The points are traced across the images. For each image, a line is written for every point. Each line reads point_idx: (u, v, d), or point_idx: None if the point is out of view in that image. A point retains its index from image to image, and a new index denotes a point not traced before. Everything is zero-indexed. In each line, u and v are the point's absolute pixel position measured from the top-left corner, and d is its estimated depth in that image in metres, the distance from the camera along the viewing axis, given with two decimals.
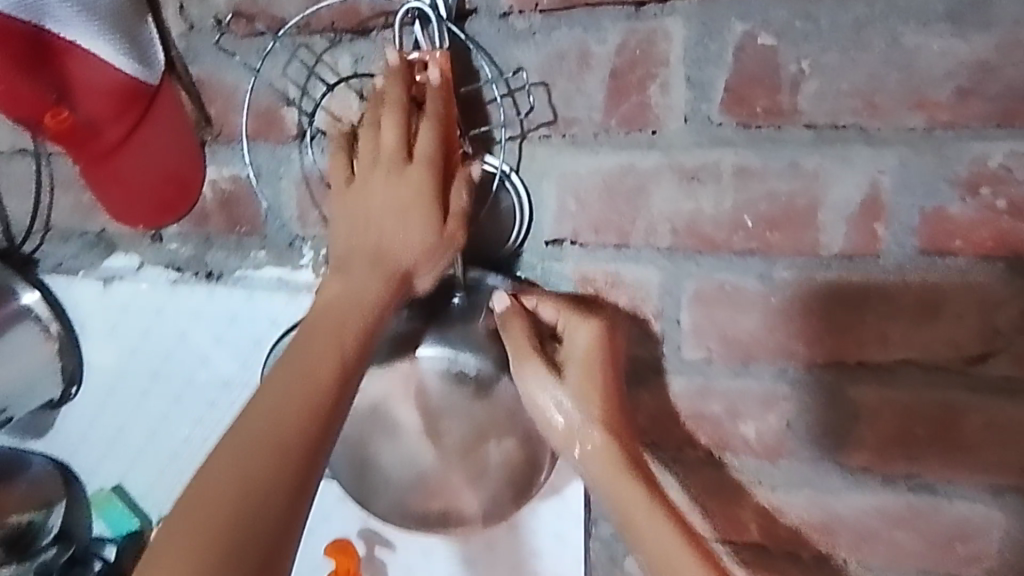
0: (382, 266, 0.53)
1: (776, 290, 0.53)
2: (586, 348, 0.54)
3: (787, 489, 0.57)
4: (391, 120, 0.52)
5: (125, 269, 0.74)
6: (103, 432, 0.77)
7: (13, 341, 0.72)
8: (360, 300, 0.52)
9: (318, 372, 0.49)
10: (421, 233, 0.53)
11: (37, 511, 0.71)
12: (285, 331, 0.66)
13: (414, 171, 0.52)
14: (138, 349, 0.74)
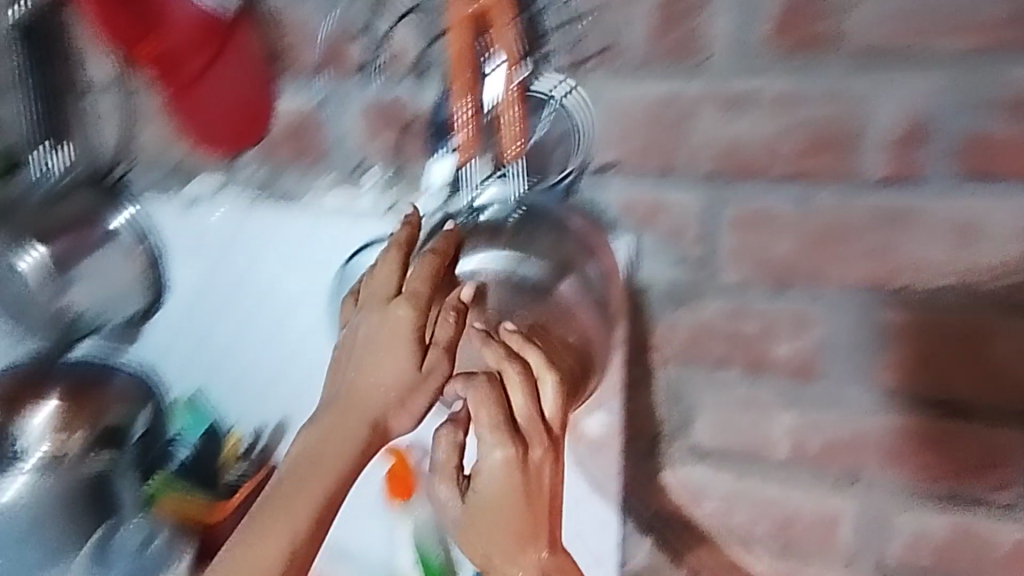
0: (358, 413, 0.49)
1: (815, 214, 0.56)
2: (494, 475, 0.51)
3: (816, 408, 0.59)
4: (390, 262, 0.53)
5: (205, 193, 0.80)
6: (185, 344, 0.84)
7: (110, 256, 0.84)
8: (337, 453, 0.49)
9: (286, 536, 0.46)
10: (402, 370, 0.50)
11: (127, 411, 0.83)
12: (359, 248, 0.71)
13: (398, 306, 0.51)
14: (218, 267, 0.81)
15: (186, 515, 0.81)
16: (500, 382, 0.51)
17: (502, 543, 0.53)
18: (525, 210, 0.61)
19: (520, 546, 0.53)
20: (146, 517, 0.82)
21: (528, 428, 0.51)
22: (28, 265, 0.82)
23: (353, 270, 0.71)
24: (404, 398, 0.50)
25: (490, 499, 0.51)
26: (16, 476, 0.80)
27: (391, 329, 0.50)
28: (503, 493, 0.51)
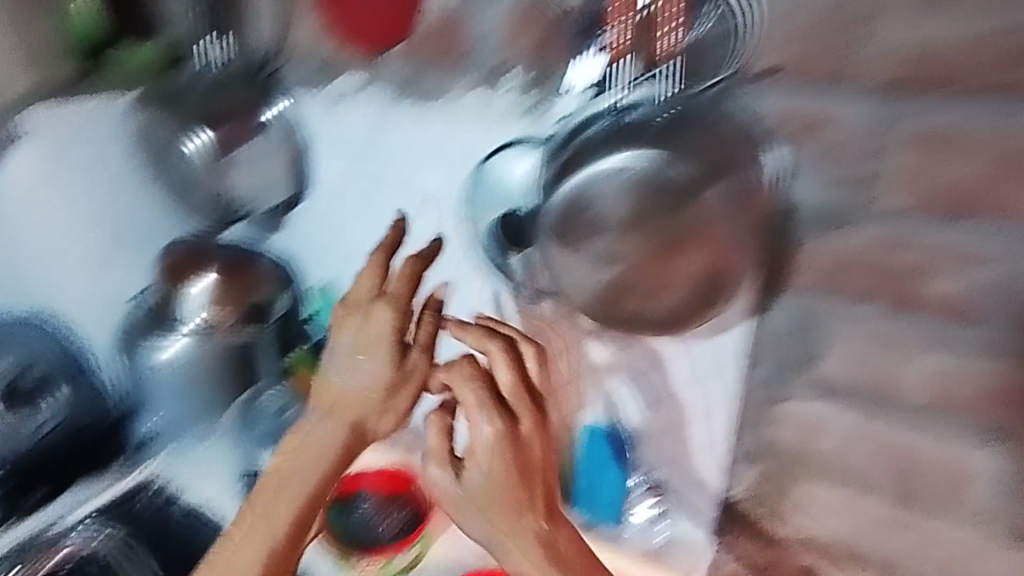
0: (376, 382, 0.76)
1: (1013, 132, 0.55)
2: (487, 452, 0.70)
3: (970, 352, 0.58)
4: (383, 310, 0.77)
5: (350, 87, 0.82)
6: (324, 236, 0.86)
7: (264, 146, 0.89)
8: (327, 444, 0.79)
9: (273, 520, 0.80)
10: (375, 376, 0.76)
11: (270, 291, 0.89)
12: (501, 145, 0.73)
13: (370, 359, 0.77)
14: (360, 157, 0.82)
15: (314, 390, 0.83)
16: (490, 359, 0.72)
17: (503, 520, 0.69)
18: (672, 112, 0.67)
19: (521, 525, 0.69)
20: (285, 387, 0.86)
21: (514, 404, 0.71)
22: (193, 148, 0.92)
23: (493, 168, 0.74)
24: (385, 401, 0.76)
25: (486, 475, 0.70)
26: (179, 335, 0.93)
27: (377, 330, 0.76)
28: (498, 481, 0.69)
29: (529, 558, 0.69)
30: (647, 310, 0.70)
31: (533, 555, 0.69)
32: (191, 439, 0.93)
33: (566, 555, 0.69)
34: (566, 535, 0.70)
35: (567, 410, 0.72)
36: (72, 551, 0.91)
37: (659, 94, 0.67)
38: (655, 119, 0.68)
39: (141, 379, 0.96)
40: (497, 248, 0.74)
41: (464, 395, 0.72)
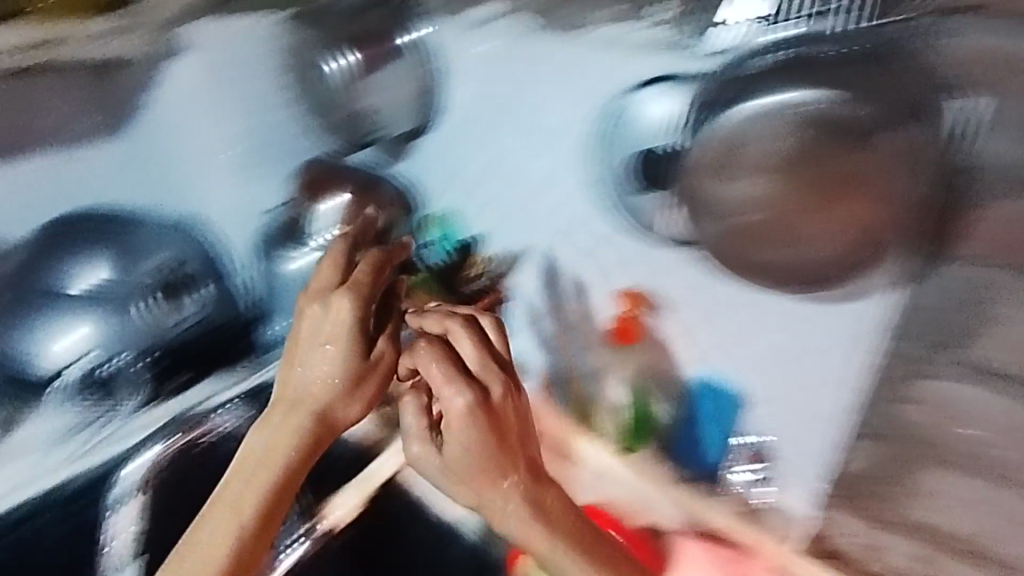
0: (319, 394, 0.65)
1: None
2: (463, 419, 0.63)
3: None
4: (340, 300, 0.66)
5: (486, 16, 0.81)
6: (446, 164, 0.92)
7: (393, 75, 0.88)
8: (285, 443, 0.64)
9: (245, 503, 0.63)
10: (329, 373, 0.65)
11: (394, 213, 0.97)
12: (645, 83, 0.70)
13: (331, 347, 0.66)
14: (492, 89, 0.85)
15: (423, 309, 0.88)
16: (451, 334, 0.68)
17: (487, 483, 0.63)
18: (865, 47, 0.59)
19: (499, 494, 0.63)
20: None
21: (481, 373, 0.65)
22: (337, 67, 0.88)
23: (636, 104, 0.71)
24: (346, 394, 0.66)
25: (466, 448, 0.63)
26: (308, 250, 0.98)
27: (336, 316, 0.66)
28: (477, 449, 0.63)
29: (521, 528, 0.63)
30: (785, 259, 0.67)
31: (527, 521, 0.63)
32: None
33: (559, 524, 0.64)
34: (550, 498, 0.64)
35: (648, 356, 0.84)
36: (222, 423, 0.96)
37: (853, 29, 0.59)
38: (833, 52, 0.60)
39: (270, 289, 1.00)
40: (637, 179, 0.73)
41: (428, 372, 0.65)
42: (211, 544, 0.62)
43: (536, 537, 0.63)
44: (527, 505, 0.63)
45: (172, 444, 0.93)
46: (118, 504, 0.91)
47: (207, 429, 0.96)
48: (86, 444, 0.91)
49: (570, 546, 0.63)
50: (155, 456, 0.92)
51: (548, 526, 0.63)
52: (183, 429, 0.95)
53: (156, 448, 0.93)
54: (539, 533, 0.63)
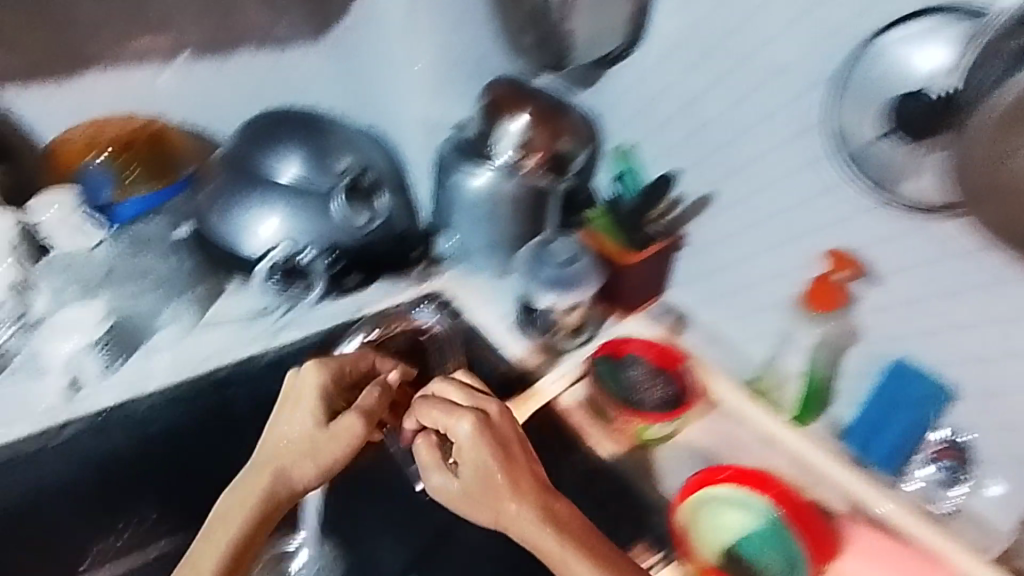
0: (291, 450, 0.68)
1: None
2: (467, 441, 0.67)
3: None
4: (313, 376, 0.72)
5: None
6: (638, 97, 0.89)
7: None
8: (275, 452, 0.69)
9: (245, 498, 0.66)
10: (303, 423, 0.70)
11: (574, 143, 0.95)
12: (910, 17, 0.62)
13: (302, 408, 0.70)
14: (706, 20, 0.78)
15: (592, 240, 0.92)
16: (443, 385, 0.73)
17: (501, 498, 0.64)
18: None
19: (512, 504, 0.64)
20: (570, 239, 0.94)
21: (475, 400, 0.71)
22: None
23: (893, 46, 0.63)
24: (314, 449, 0.68)
25: (475, 465, 0.65)
26: (487, 166, 0.96)
27: (302, 387, 0.71)
28: (488, 469, 0.65)
29: (533, 535, 0.63)
30: None
31: (533, 522, 0.63)
32: (478, 266, 1.02)
33: (569, 527, 0.63)
34: (563, 512, 0.64)
35: (838, 334, 0.77)
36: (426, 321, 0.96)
37: None
38: None
39: (448, 201, 1.01)
40: (883, 123, 0.64)
41: (430, 420, 0.69)
42: (223, 516, 0.66)
43: (548, 536, 0.62)
44: (535, 508, 0.64)
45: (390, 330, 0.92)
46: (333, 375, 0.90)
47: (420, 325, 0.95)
48: (274, 326, 0.96)
49: (582, 546, 0.62)
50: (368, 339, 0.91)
51: (563, 529, 0.63)
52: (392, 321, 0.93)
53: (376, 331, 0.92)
54: (550, 536, 0.62)
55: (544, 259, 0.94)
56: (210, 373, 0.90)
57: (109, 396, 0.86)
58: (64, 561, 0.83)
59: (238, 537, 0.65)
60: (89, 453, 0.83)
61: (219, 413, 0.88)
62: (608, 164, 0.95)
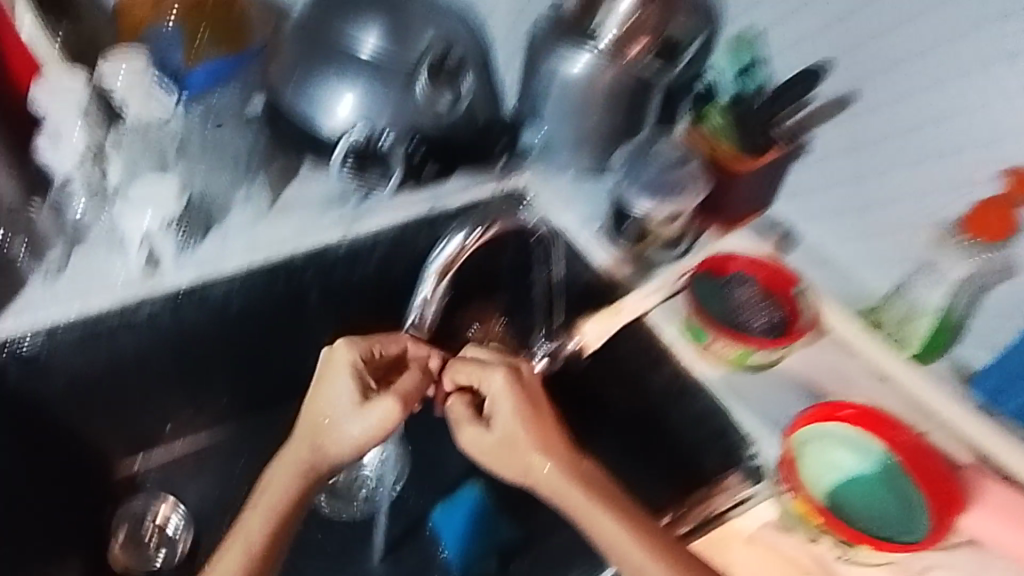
0: (320, 431, 0.65)
1: None
2: (500, 395, 0.66)
3: None
4: (348, 347, 0.68)
5: None
6: None
7: None
8: (309, 433, 0.65)
9: (276, 483, 0.65)
10: (337, 400, 0.65)
11: (687, 31, 0.85)
12: None
13: (340, 378, 0.66)
14: None
15: (701, 140, 0.82)
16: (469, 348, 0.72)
17: (527, 452, 0.64)
18: None
19: (540, 456, 0.63)
20: (671, 141, 0.84)
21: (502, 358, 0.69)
22: None
23: None
24: (350, 424, 0.64)
25: (509, 420, 0.65)
26: (586, 49, 0.85)
27: (336, 360, 0.67)
28: (514, 424, 0.64)
29: (563, 490, 0.63)
30: None
31: (563, 475, 0.63)
32: (558, 164, 0.93)
33: (599, 487, 0.63)
34: (589, 471, 0.64)
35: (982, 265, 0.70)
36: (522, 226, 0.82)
37: None
38: None
39: (532, 90, 0.90)
40: None
41: (460, 378, 0.68)
42: (256, 511, 0.65)
43: (579, 490, 0.62)
44: (562, 462, 0.63)
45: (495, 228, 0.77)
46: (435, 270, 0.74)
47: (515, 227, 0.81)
48: (349, 215, 0.89)
49: (611, 506, 0.62)
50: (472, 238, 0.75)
51: (591, 487, 0.63)
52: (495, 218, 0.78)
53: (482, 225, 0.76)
54: (581, 489, 0.63)
55: (643, 158, 0.84)
56: (288, 262, 0.85)
57: (184, 276, 0.81)
58: (148, 423, 0.87)
59: (279, 512, 0.64)
60: (166, 331, 0.81)
61: (292, 302, 0.87)
62: (726, 52, 0.86)
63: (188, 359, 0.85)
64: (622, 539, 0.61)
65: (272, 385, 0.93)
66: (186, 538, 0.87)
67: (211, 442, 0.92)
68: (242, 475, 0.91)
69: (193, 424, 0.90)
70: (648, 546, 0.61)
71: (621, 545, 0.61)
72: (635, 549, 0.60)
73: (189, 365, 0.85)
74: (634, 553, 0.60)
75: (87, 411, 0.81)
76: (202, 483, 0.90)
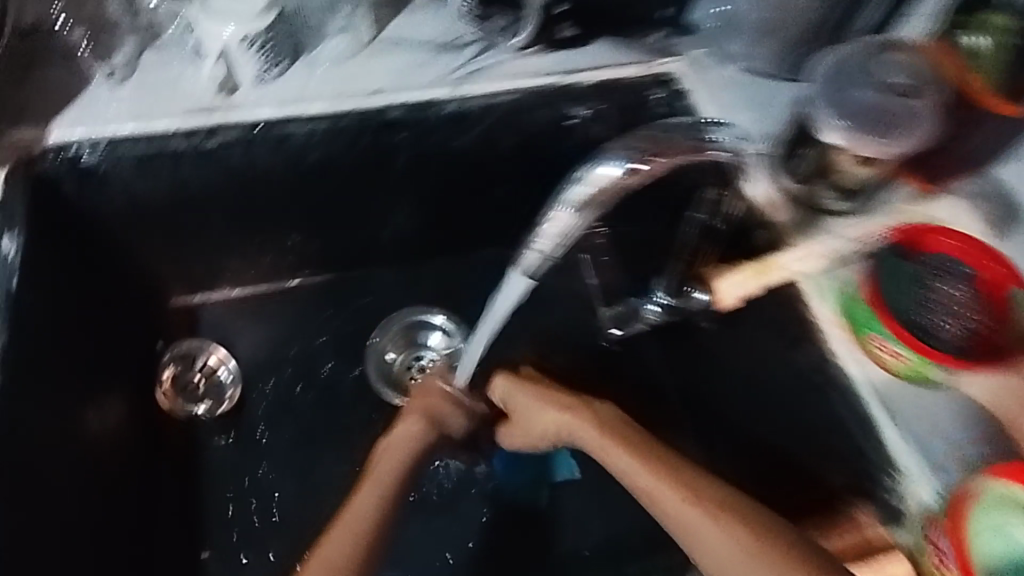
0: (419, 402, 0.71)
1: None
2: (511, 391, 0.70)
3: None
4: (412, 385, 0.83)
5: None
6: None
7: None
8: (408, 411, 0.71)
9: (392, 451, 0.65)
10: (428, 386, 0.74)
11: None
12: None
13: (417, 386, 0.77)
14: None
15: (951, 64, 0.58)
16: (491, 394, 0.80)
17: (544, 413, 0.66)
18: None
19: (554, 410, 0.65)
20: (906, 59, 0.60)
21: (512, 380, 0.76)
22: None
23: None
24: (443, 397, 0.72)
25: (523, 406, 0.68)
26: None
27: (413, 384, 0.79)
28: (523, 401, 0.69)
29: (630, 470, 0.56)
30: None
31: (622, 456, 0.57)
32: (726, 53, 0.74)
33: (623, 433, 0.60)
34: (606, 414, 0.62)
35: None
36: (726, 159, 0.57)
37: None
38: None
39: None
40: None
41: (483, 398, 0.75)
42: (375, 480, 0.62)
43: (636, 467, 0.55)
44: (616, 441, 0.59)
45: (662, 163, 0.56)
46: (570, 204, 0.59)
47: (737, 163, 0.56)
48: (455, 72, 0.73)
49: (668, 476, 0.53)
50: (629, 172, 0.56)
51: (658, 465, 0.54)
52: (667, 146, 0.55)
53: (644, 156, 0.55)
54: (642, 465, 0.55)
55: (857, 73, 0.61)
56: (378, 113, 0.71)
57: (261, 109, 0.69)
58: (208, 261, 0.80)
59: (393, 485, 0.61)
60: (234, 170, 0.71)
61: (377, 164, 0.74)
62: None
63: (256, 202, 0.75)
64: (658, 488, 0.52)
65: (342, 244, 0.84)
66: (232, 396, 0.81)
67: (273, 290, 0.86)
68: (299, 332, 0.85)
69: (255, 269, 0.83)
70: (679, 487, 0.51)
71: (654, 493, 0.52)
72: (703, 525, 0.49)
73: (256, 209, 0.76)
74: (662, 495, 0.52)
75: (145, 235, 0.74)
76: (259, 331, 0.84)
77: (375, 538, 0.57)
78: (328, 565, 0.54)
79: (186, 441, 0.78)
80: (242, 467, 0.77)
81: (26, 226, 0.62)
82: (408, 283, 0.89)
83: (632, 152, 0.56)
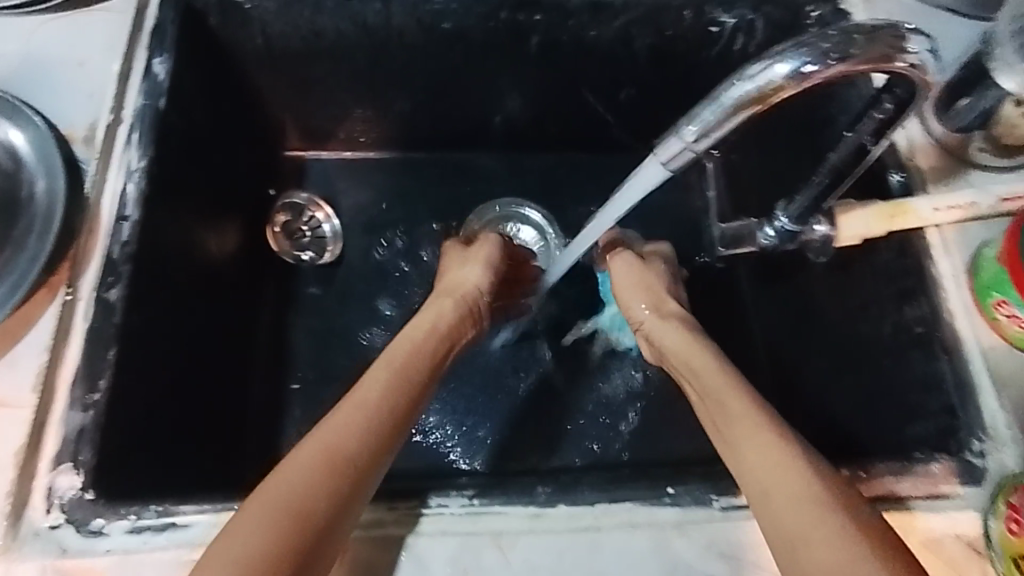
0: (447, 300, 0.65)
1: None
2: (656, 327, 0.64)
3: None
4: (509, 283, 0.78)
5: None
6: None
7: None
8: (440, 301, 0.65)
9: (417, 348, 0.58)
10: (469, 274, 0.69)
11: None
12: None
13: (455, 257, 0.73)
14: None
15: None
16: (622, 298, 0.69)
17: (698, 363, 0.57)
18: None
19: (702, 365, 0.57)
20: None
21: (662, 298, 0.67)
22: None
23: None
24: (474, 302, 0.66)
25: (670, 341, 0.61)
26: None
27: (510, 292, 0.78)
28: (671, 334, 0.62)
29: (724, 412, 0.51)
30: None
31: (723, 392, 0.53)
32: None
33: (761, 423, 0.49)
34: (739, 382, 0.54)
35: None
36: (892, 108, 0.47)
37: None
38: None
39: None
40: None
41: (632, 304, 0.68)
42: (377, 377, 0.53)
43: (773, 460, 0.46)
44: (708, 358, 0.57)
45: (839, 68, 0.40)
46: (720, 111, 0.43)
47: (921, 74, 0.43)
48: None
49: (775, 430, 0.48)
50: (797, 76, 0.40)
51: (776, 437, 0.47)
52: (855, 51, 0.40)
53: (832, 53, 0.40)
54: (753, 412, 0.50)
55: None
56: None
57: None
58: (328, 113, 0.82)
59: (398, 382, 0.53)
60: (369, 25, 0.72)
61: (510, 41, 0.74)
62: None
63: (383, 62, 0.76)
64: (762, 468, 0.46)
65: (454, 121, 0.85)
66: (333, 250, 0.84)
67: (380, 158, 0.89)
68: (398, 199, 0.88)
69: (368, 130, 0.85)
70: (760, 434, 0.48)
71: (758, 479, 0.46)
72: (786, 495, 0.44)
73: (382, 70, 0.77)
74: (765, 473, 0.46)
75: (275, 77, 0.76)
76: (363, 195, 0.87)
77: (377, 429, 0.49)
78: (332, 439, 0.46)
79: (286, 283, 0.83)
80: (333, 317, 0.82)
81: (175, 49, 0.64)
82: (509, 173, 0.89)
83: (803, 50, 0.40)
